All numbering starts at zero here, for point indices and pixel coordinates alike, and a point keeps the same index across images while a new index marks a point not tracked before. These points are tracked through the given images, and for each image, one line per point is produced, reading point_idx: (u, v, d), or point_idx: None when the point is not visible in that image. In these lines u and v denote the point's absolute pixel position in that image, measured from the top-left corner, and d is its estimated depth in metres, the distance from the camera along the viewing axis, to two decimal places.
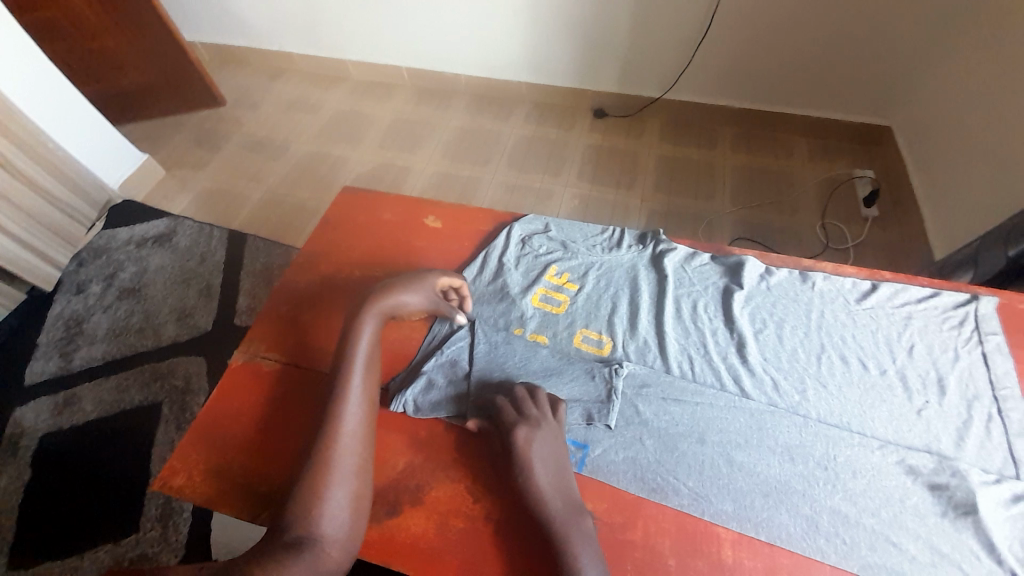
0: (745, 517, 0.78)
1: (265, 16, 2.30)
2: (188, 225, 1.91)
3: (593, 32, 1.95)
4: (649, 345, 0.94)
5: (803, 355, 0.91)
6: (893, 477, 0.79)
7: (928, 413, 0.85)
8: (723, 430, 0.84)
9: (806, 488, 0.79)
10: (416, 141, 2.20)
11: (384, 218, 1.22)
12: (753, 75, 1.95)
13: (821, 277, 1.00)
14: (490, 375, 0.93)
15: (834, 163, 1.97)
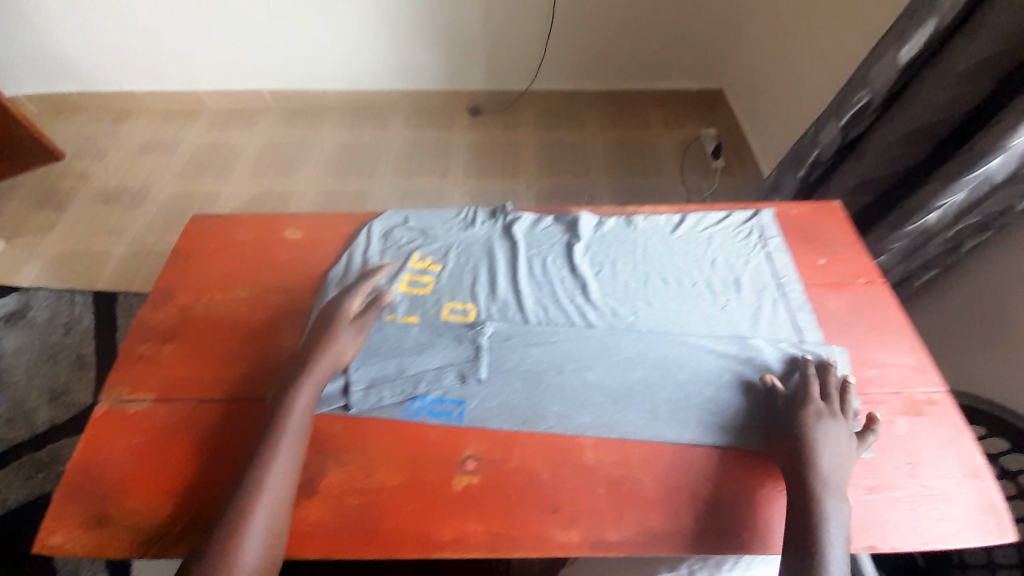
0: (602, 423, 0.67)
1: (95, 55, 2.09)
2: (43, 295, 1.68)
3: (451, 30, 2.02)
4: (496, 288, 0.80)
5: (628, 282, 0.81)
6: (710, 363, 0.72)
7: (731, 308, 0.78)
8: (574, 356, 0.72)
9: (646, 387, 0.70)
10: (293, 164, 2.08)
11: (238, 241, 0.93)
12: (602, 54, 2.11)
13: (643, 217, 0.90)
14: (370, 362, 0.73)
15: (684, 127, 2.17)
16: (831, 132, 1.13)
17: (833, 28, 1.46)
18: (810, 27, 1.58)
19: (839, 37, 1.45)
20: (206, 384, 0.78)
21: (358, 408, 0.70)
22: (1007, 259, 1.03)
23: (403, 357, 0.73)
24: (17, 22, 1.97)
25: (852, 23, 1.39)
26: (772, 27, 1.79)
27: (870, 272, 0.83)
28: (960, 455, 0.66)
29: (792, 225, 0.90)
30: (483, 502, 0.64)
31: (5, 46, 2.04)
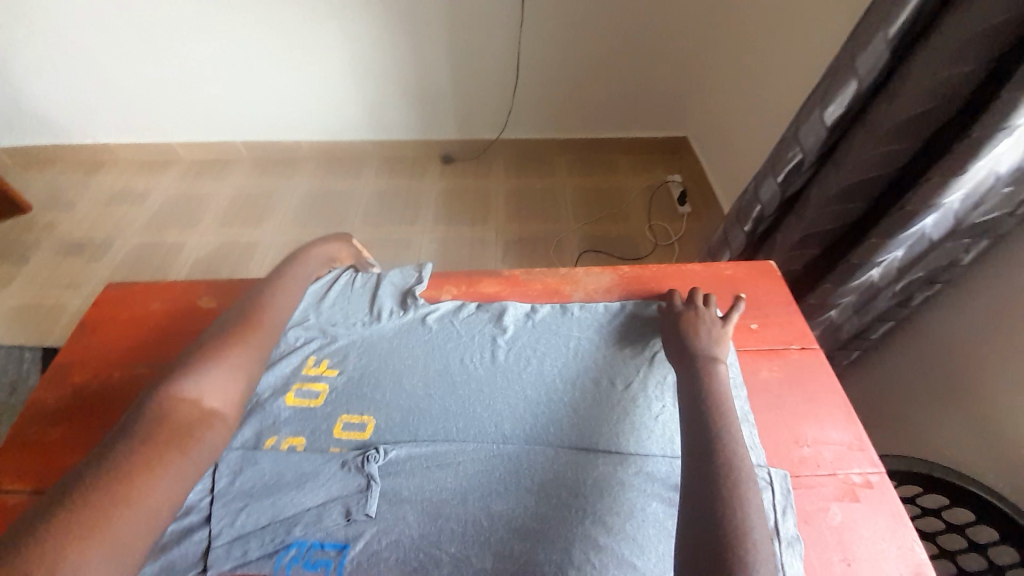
0: (506, 566, 0.59)
1: (70, 109, 2.11)
2: None
3: (422, 81, 2.05)
4: (406, 397, 0.72)
5: (554, 385, 0.73)
6: (637, 488, 0.63)
7: (666, 417, 0.69)
8: (482, 481, 0.64)
9: (559, 520, 0.61)
10: (262, 214, 2.07)
11: (151, 310, 0.87)
12: (568, 104, 2.15)
13: (580, 305, 0.83)
14: (240, 500, 0.64)
15: (651, 173, 2.20)
16: (771, 187, 1.12)
17: (781, 82, 1.50)
18: (759, 80, 1.63)
19: (785, 90, 1.48)
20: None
21: (216, 569, 0.60)
22: (960, 312, 1.00)
23: (279, 499, 0.63)
24: None
25: (798, 78, 1.42)
26: (727, 80, 1.84)
27: (804, 337, 0.79)
28: (901, 549, 0.60)
29: (725, 287, 0.87)
30: None
31: None
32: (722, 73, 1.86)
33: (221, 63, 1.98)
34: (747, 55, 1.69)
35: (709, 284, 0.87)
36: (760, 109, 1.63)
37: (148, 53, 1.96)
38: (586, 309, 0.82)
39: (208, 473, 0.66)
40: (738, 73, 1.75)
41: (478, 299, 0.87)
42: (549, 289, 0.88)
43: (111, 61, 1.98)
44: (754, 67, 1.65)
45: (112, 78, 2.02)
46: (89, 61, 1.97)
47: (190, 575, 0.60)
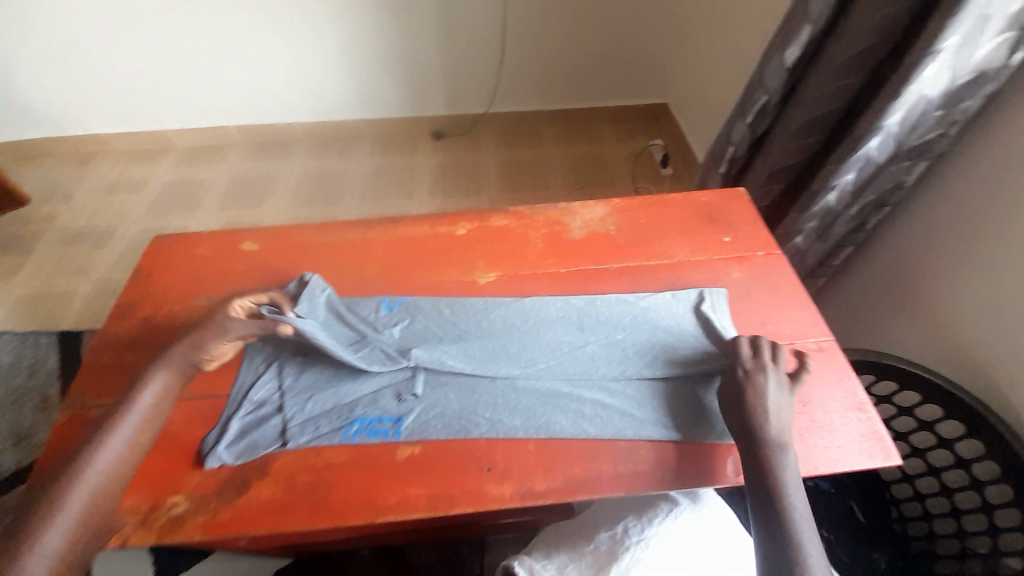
0: (532, 424, 0.71)
1: (67, 100, 2.14)
2: (8, 338, 1.60)
3: (412, 60, 2.14)
4: (437, 311, 0.85)
5: (561, 301, 0.84)
6: (638, 362, 0.76)
7: (655, 306, 0.81)
8: (508, 364, 0.77)
9: (572, 387, 0.74)
10: (262, 194, 2.11)
11: (197, 256, 0.97)
12: (553, 75, 2.24)
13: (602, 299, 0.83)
14: (305, 391, 0.76)
15: (634, 139, 2.32)
16: (743, 128, 1.26)
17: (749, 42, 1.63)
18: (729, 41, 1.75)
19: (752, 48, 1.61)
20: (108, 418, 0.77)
21: (295, 442, 0.72)
22: (906, 230, 1.16)
23: (340, 388, 0.76)
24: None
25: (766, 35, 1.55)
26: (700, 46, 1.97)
27: (770, 245, 0.93)
28: (845, 393, 0.75)
29: (702, 210, 0.99)
30: (426, 473, 0.69)
31: None
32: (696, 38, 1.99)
33: (216, 47, 2.03)
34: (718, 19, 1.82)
35: (688, 213, 0.98)
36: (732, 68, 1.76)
37: (142, 41, 2.00)
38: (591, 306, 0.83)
39: (276, 374, 0.79)
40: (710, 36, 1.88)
41: (488, 230, 0.99)
42: (550, 220, 1.00)
43: (106, 49, 2.01)
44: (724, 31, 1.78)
45: (107, 68, 2.06)
46: (85, 50, 2.01)
47: (272, 448, 0.72)
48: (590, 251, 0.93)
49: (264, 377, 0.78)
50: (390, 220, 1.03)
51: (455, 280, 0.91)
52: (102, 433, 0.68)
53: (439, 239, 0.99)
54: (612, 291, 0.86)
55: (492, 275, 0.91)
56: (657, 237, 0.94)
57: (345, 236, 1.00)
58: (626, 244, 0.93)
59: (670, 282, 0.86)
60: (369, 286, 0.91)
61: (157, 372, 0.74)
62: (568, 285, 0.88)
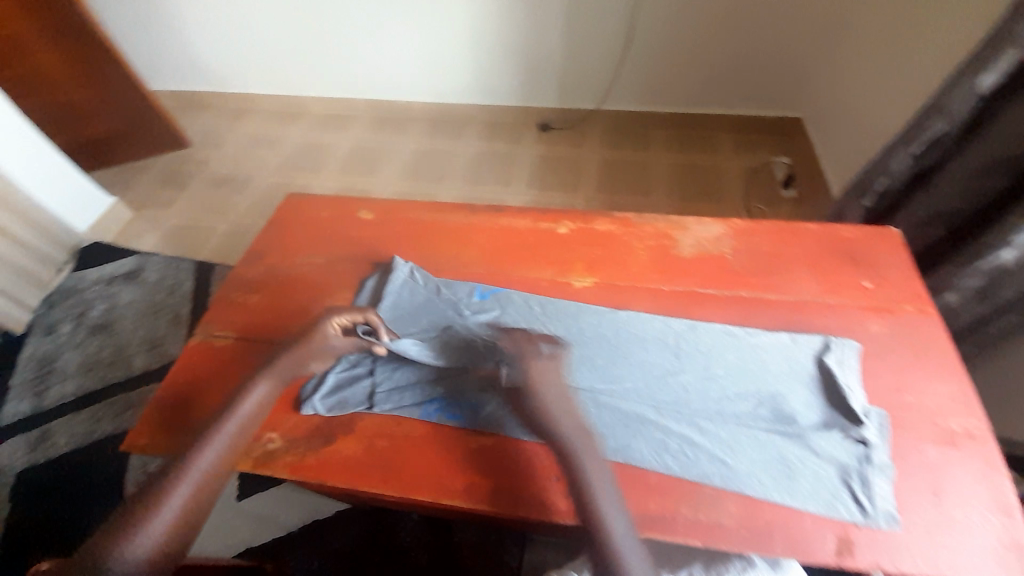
0: (609, 445, 0.68)
1: (228, 61, 2.33)
2: (157, 259, 1.80)
3: (535, 53, 2.10)
4: (529, 307, 0.85)
5: (659, 321, 0.79)
6: (740, 405, 0.69)
7: (768, 348, 0.73)
8: (593, 374, 0.74)
9: (659, 416, 0.69)
10: (376, 164, 2.21)
11: (320, 217, 1.06)
12: (677, 77, 2.08)
13: (708, 325, 0.77)
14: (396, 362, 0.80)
15: (754, 152, 2.09)
16: (903, 158, 1.09)
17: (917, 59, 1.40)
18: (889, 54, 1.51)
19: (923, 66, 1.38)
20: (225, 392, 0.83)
21: (380, 407, 0.76)
22: None
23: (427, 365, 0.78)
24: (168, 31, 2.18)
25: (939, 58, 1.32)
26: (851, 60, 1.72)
27: (919, 299, 0.81)
28: (993, 492, 0.62)
29: (839, 247, 0.88)
30: (495, 466, 0.70)
31: (155, 46, 2.31)
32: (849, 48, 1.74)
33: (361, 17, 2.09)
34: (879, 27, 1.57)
35: (821, 242, 0.89)
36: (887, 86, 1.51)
37: (299, 14, 2.11)
38: (695, 334, 0.76)
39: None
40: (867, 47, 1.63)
41: (591, 233, 0.96)
42: (659, 232, 0.94)
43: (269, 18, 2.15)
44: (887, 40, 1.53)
45: (266, 36, 2.21)
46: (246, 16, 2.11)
47: (359, 409, 0.76)
48: (698, 272, 0.86)
49: None
50: (494, 208, 1.04)
51: (550, 279, 0.90)
52: (205, 437, 0.67)
53: (539, 234, 0.97)
54: (718, 319, 0.79)
55: (589, 280, 0.89)
56: (780, 269, 0.85)
57: (449, 218, 1.02)
58: (742, 271, 0.86)
59: (790, 321, 0.78)
60: (465, 270, 0.93)
61: (261, 379, 0.73)
62: (668, 304, 0.82)
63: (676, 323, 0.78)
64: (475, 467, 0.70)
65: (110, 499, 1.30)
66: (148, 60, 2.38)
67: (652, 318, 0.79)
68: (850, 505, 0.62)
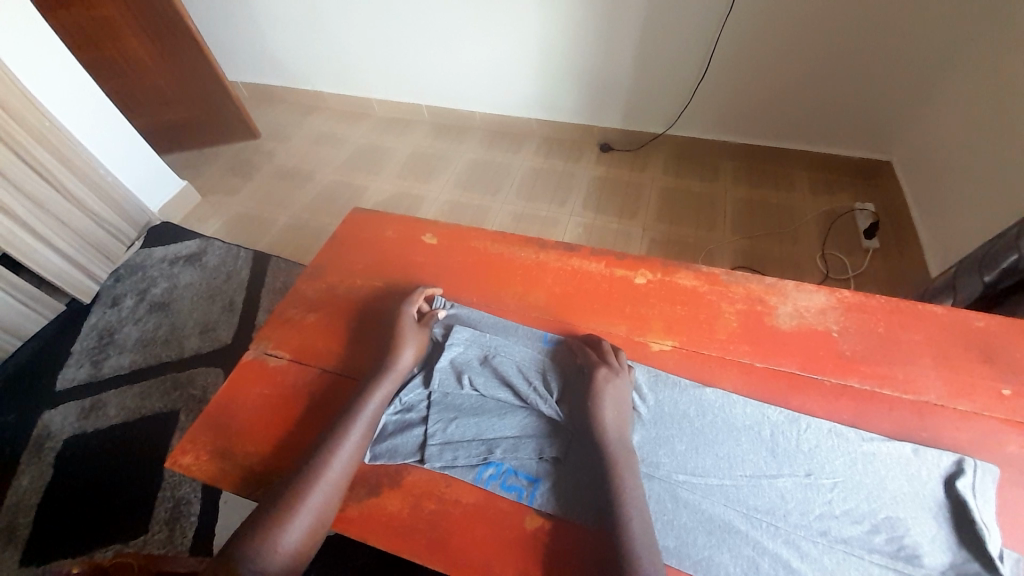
0: (688, 554, 0.60)
1: (296, 59, 2.26)
2: (217, 245, 1.83)
3: (604, 70, 1.84)
4: None
5: (749, 409, 0.70)
6: (848, 530, 0.60)
7: (883, 460, 0.64)
8: (674, 461, 0.66)
9: (750, 528, 0.60)
10: (431, 171, 2.09)
11: (384, 237, 1.01)
12: (757, 111, 1.79)
13: (809, 420, 0.68)
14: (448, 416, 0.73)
15: (834, 196, 1.80)
16: None
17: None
18: (1004, 108, 1.29)
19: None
20: (284, 441, 0.78)
21: (431, 463, 0.70)
22: None
23: (483, 420, 0.72)
24: (246, 25, 2.19)
25: None
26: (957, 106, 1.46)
27: None
28: None
29: (970, 339, 0.75)
30: (551, 554, 0.63)
31: (229, 36, 2.26)
32: (954, 92, 1.48)
33: (424, 11, 1.88)
34: (992, 73, 1.35)
35: (948, 332, 0.76)
36: (1003, 145, 1.29)
37: (362, 16, 1.98)
38: (795, 430, 0.67)
39: (426, 382, 0.78)
40: (975, 96, 1.39)
41: (675, 286, 0.87)
42: (752, 295, 0.83)
43: (331, 11, 2.00)
44: (1004, 91, 1.29)
45: (331, 34, 2.09)
46: (316, 14, 2.03)
47: (409, 462, 0.71)
48: (799, 351, 0.76)
49: (412, 383, 0.78)
50: (565, 246, 0.95)
51: (624, 337, 0.81)
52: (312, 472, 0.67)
53: (614, 282, 0.89)
54: (821, 412, 0.70)
55: (668, 343, 0.80)
56: (901, 358, 0.74)
57: (516, 253, 0.95)
58: (853, 356, 0.75)
59: (910, 427, 0.68)
60: (530, 313, 0.87)
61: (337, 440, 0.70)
62: (760, 385, 0.73)
63: (773, 412, 0.69)
64: (531, 549, 0.63)
65: (150, 477, 1.31)
66: (221, 51, 2.35)
67: (742, 403, 0.70)
68: None
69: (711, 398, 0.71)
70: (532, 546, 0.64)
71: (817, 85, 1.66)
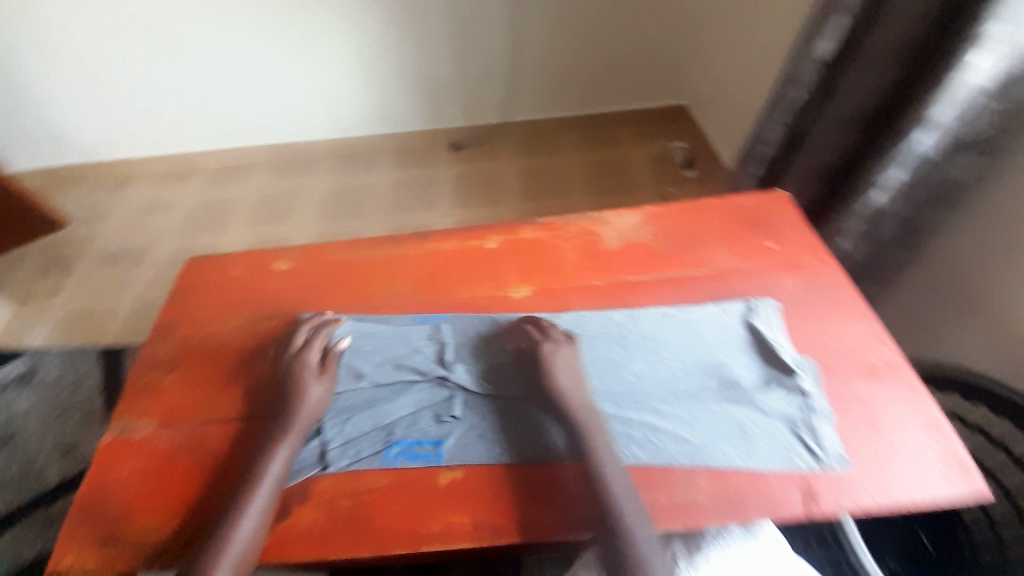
0: (579, 449, 0.69)
1: (87, 125, 1.97)
2: (53, 354, 1.57)
3: (430, 74, 1.93)
4: (475, 326, 0.84)
5: (600, 318, 0.82)
6: (690, 381, 0.74)
7: (702, 321, 0.80)
8: None
9: (621, 408, 0.72)
10: (287, 211, 1.98)
11: (232, 277, 0.97)
12: (570, 84, 2.02)
13: (644, 311, 0.82)
14: (345, 418, 0.75)
15: (656, 142, 2.08)
16: (776, 127, 1.19)
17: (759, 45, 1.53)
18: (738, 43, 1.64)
19: None
20: (175, 506, 0.72)
21: (336, 465, 0.71)
22: (963, 231, 1.02)
23: (378, 409, 0.75)
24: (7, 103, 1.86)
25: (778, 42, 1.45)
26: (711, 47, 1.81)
27: (818, 251, 0.90)
28: (915, 412, 0.71)
29: (744, 215, 0.96)
30: (468, 499, 0.68)
31: None
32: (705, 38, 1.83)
33: (233, 49, 1.81)
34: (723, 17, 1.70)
35: (727, 215, 0.96)
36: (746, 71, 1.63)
37: (164, 66, 1.85)
38: (636, 321, 0.81)
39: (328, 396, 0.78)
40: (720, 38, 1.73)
41: (522, 242, 0.96)
42: (583, 230, 0.96)
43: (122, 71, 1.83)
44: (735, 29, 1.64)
45: (130, 94, 1.91)
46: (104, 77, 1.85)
47: (311, 472, 0.71)
48: (627, 263, 0.90)
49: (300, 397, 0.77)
50: (419, 235, 1.00)
51: (488, 295, 0.89)
52: (226, 529, 0.63)
53: (470, 253, 0.96)
54: (654, 304, 0.84)
55: (526, 289, 0.89)
56: (699, 244, 0.92)
57: (373, 253, 0.98)
58: (666, 253, 0.91)
59: (718, 292, 0.85)
60: (400, 302, 0.90)
61: (252, 490, 0.67)
62: (605, 298, 0.86)
63: (617, 314, 0.82)
64: (451, 505, 0.68)
65: None
66: None
67: (594, 315, 0.83)
68: (805, 453, 0.68)
69: (569, 320, 0.83)
70: (453, 501, 0.68)
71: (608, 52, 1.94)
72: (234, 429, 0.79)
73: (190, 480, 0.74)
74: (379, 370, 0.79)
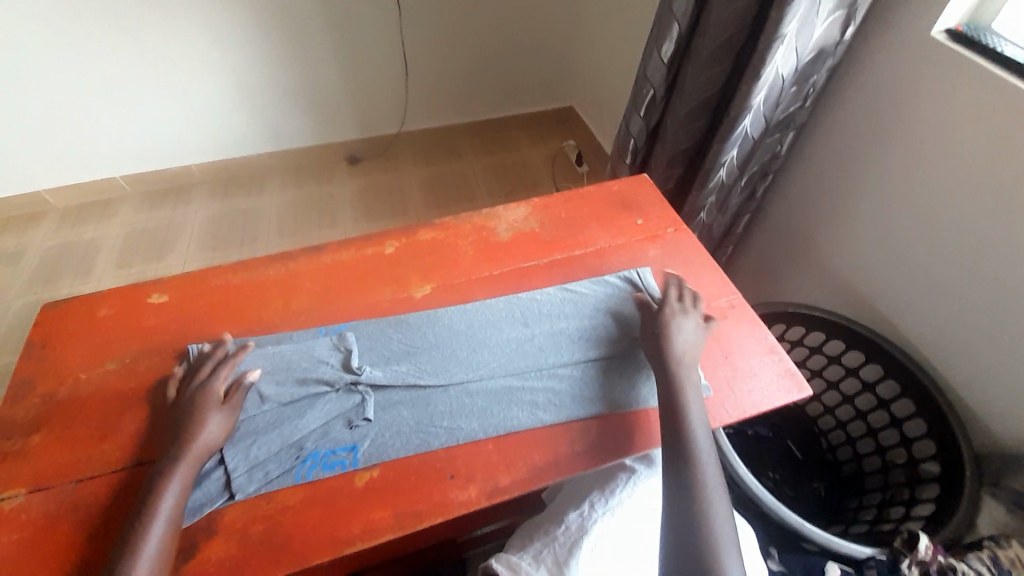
0: (490, 424, 0.75)
1: None
2: None
3: (314, 88, 1.88)
4: (381, 329, 0.85)
5: (499, 303, 0.89)
6: (582, 346, 0.83)
7: (587, 293, 0.89)
8: (461, 365, 0.80)
9: (524, 380, 0.79)
10: (167, 244, 1.81)
11: (101, 317, 0.89)
12: (458, 91, 2.07)
13: (537, 292, 0.90)
14: (249, 442, 0.72)
15: (548, 142, 2.22)
16: (637, 122, 1.33)
17: None
18: None
19: None
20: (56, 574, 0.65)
21: (243, 492, 0.69)
22: (791, 195, 1.26)
23: (286, 427, 0.74)
24: None
25: None
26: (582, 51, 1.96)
27: (678, 223, 1.03)
28: (761, 343, 0.85)
29: (617, 198, 1.07)
30: (387, 495, 0.70)
31: None
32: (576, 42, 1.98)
33: (79, 73, 1.62)
34: None
35: (603, 199, 1.07)
36: None
37: None
38: (531, 301, 0.89)
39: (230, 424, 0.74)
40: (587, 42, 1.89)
41: (420, 243, 0.99)
42: (477, 226, 1.01)
43: None
44: None
45: None
46: None
47: (216, 503, 0.68)
48: (519, 251, 0.97)
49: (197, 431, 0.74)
50: (313, 248, 0.98)
51: (390, 298, 0.91)
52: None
53: (368, 261, 0.96)
54: (546, 285, 0.92)
55: (427, 288, 0.92)
56: (581, 227, 1.02)
57: (264, 273, 0.95)
58: (553, 239, 0.99)
59: (600, 268, 0.95)
60: (299, 318, 0.89)
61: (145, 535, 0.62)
62: (502, 286, 0.92)
63: (514, 297, 0.89)
64: (370, 505, 0.69)
65: None
66: None
67: (494, 302, 0.89)
68: None
69: (471, 310, 0.88)
70: (371, 501, 0.69)
71: (490, 59, 2.02)
72: (122, 478, 0.72)
73: (73, 543, 0.67)
74: (283, 388, 0.77)
